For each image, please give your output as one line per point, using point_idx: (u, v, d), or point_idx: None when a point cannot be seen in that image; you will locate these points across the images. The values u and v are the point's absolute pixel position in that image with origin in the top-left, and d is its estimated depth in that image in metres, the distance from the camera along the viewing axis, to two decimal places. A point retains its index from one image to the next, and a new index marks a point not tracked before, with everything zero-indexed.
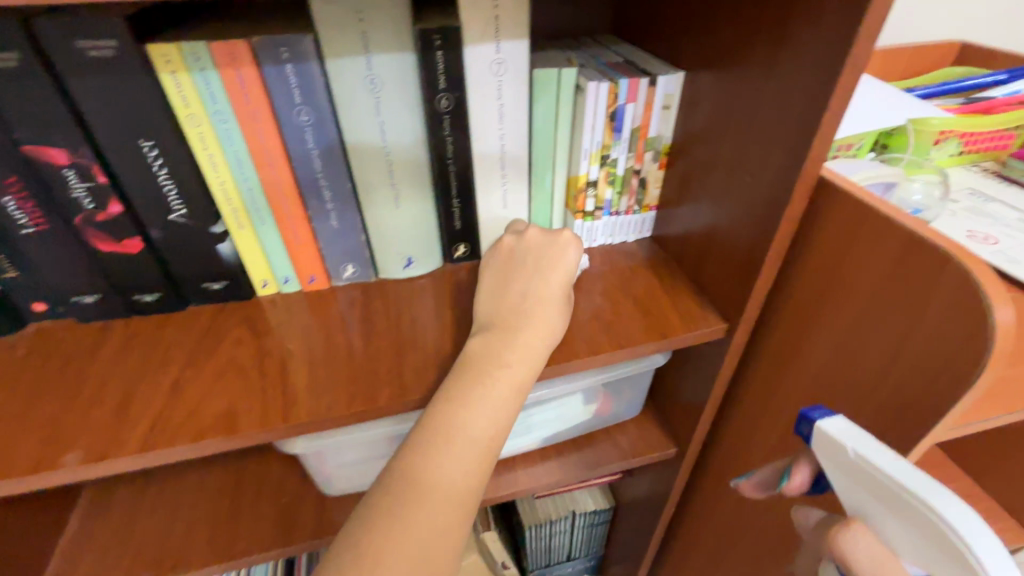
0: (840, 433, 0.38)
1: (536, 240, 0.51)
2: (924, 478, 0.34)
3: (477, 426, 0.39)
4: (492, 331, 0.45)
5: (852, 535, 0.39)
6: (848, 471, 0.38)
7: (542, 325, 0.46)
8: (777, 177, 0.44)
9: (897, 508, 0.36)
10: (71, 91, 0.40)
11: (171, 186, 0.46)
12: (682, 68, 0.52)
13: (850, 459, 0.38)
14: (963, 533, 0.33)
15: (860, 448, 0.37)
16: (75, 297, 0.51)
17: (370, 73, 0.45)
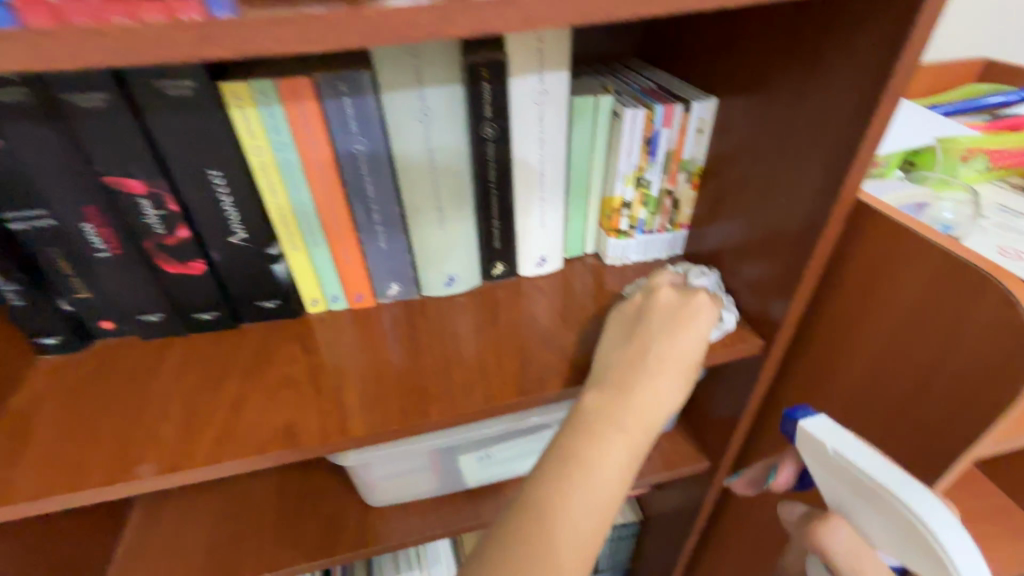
0: (820, 432, 0.43)
1: (674, 297, 0.49)
2: (896, 476, 0.40)
3: (603, 481, 0.39)
4: (619, 389, 0.44)
5: (833, 528, 0.45)
6: (828, 468, 0.43)
7: (666, 388, 0.45)
8: (814, 199, 0.45)
9: (874, 499, 0.42)
10: (149, 126, 0.43)
11: (234, 212, 0.49)
12: (715, 93, 0.54)
13: (831, 456, 0.42)
14: (931, 522, 0.38)
15: (839, 446, 0.42)
16: (141, 316, 0.54)
17: (423, 105, 0.47)
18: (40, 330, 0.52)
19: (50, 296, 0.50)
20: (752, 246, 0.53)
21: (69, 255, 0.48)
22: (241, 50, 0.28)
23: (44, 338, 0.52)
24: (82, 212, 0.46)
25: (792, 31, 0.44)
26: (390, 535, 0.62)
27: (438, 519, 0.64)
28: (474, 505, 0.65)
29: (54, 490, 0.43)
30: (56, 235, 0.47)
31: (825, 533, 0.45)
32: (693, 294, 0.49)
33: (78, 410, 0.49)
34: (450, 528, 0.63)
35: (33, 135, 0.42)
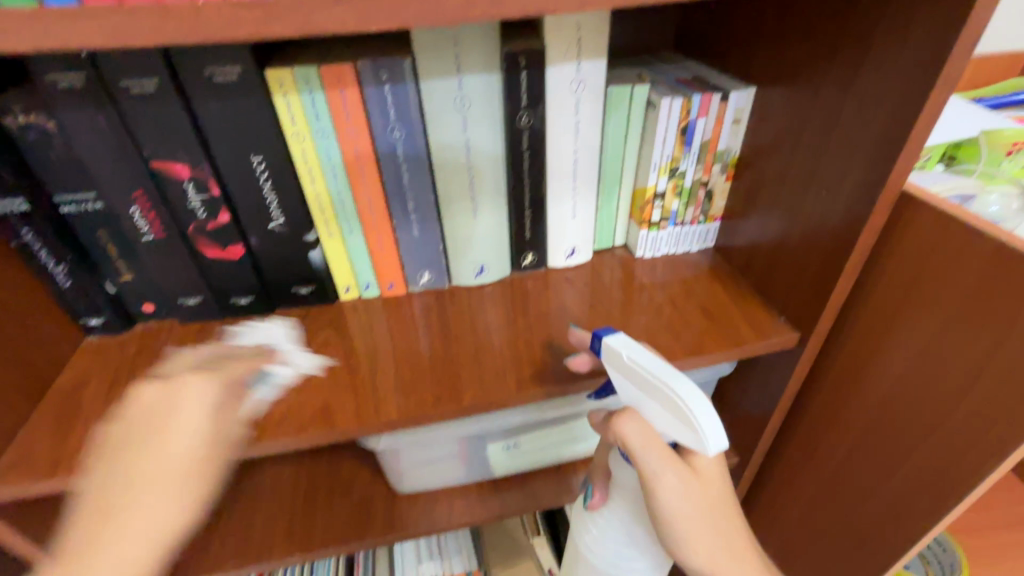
0: (621, 345, 0.43)
1: (158, 394, 0.44)
2: (670, 373, 0.39)
3: (120, 560, 0.39)
4: (127, 480, 0.41)
5: (622, 422, 0.41)
6: (627, 380, 0.42)
7: (194, 478, 0.43)
8: (854, 189, 0.45)
9: (654, 397, 0.40)
10: (196, 111, 0.44)
11: (274, 197, 0.50)
12: (753, 84, 0.53)
13: (625, 365, 0.42)
14: (691, 405, 0.38)
15: (633, 353, 0.42)
16: (181, 300, 0.55)
17: (460, 92, 0.48)
18: (86, 311, 0.53)
19: (96, 278, 0.51)
20: (788, 238, 0.52)
21: (115, 238, 0.50)
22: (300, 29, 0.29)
23: (89, 319, 0.54)
24: (129, 195, 0.47)
25: (834, 19, 0.43)
26: (417, 521, 0.62)
27: (465, 507, 0.64)
28: (500, 494, 0.65)
29: (101, 465, 0.44)
30: (104, 218, 0.48)
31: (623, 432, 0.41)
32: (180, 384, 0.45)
33: (121, 389, 0.50)
34: (477, 517, 0.63)
35: (86, 119, 0.43)
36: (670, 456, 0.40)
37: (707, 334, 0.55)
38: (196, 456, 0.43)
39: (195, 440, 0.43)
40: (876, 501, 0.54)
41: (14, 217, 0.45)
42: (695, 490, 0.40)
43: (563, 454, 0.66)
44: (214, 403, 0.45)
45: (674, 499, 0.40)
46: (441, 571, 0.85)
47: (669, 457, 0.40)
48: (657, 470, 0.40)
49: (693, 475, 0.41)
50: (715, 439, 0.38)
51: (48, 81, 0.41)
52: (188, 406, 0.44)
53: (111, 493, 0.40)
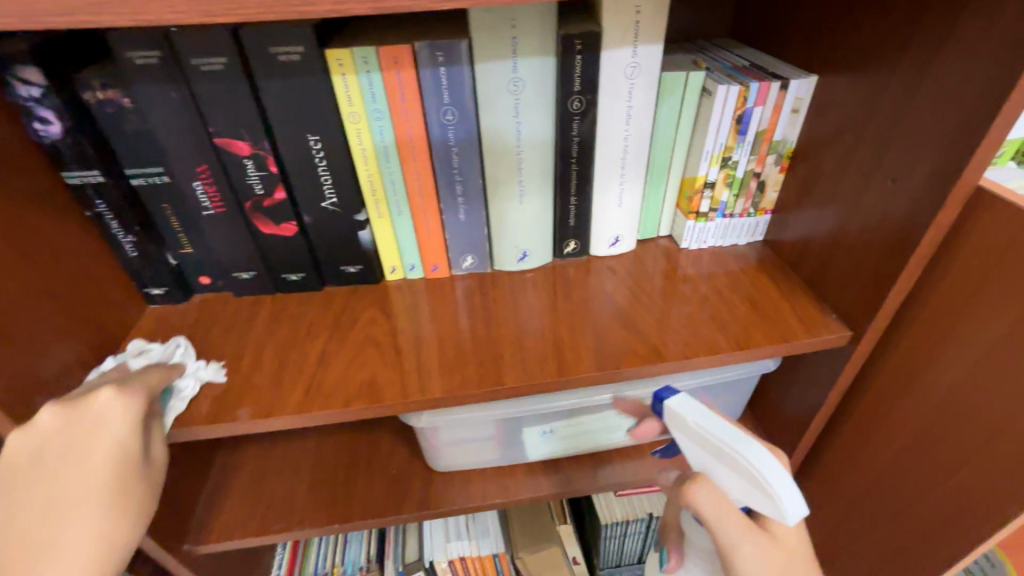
0: (686, 412, 0.42)
1: (59, 419, 0.39)
2: (743, 440, 0.39)
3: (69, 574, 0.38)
4: (62, 505, 0.38)
5: (695, 490, 0.41)
6: (694, 444, 0.42)
7: (123, 492, 0.41)
8: (921, 184, 0.43)
9: (727, 464, 0.40)
10: (259, 89, 0.46)
11: (328, 176, 0.51)
12: (815, 71, 0.51)
13: (694, 431, 0.41)
14: (771, 478, 0.37)
15: (701, 419, 0.41)
16: (237, 273, 0.57)
17: (514, 75, 0.48)
18: (150, 281, 0.56)
19: (160, 249, 0.54)
20: (845, 233, 0.51)
21: (178, 211, 0.52)
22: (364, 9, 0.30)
23: (152, 288, 0.56)
24: (193, 170, 0.49)
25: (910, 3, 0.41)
26: (452, 500, 0.64)
27: (499, 489, 0.65)
28: (534, 479, 0.66)
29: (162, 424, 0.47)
30: (170, 192, 0.51)
31: (699, 502, 0.41)
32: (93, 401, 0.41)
33: None
34: (510, 499, 0.64)
35: (158, 95, 0.45)
36: (746, 525, 0.40)
37: (754, 329, 0.53)
38: (117, 471, 0.41)
39: (109, 453, 0.40)
40: (924, 509, 0.52)
41: (91, 187, 0.48)
42: (775, 557, 0.41)
43: (599, 444, 0.66)
44: (123, 423, 0.41)
45: (754, 567, 0.40)
46: (469, 551, 0.86)
47: (746, 525, 0.40)
48: (737, 541, 0.40)
49: (771, 541, 0.41)
50: (795, 509, 0.37)
51: (125, 58, 0.43)
52: (93, 427, 0.40)
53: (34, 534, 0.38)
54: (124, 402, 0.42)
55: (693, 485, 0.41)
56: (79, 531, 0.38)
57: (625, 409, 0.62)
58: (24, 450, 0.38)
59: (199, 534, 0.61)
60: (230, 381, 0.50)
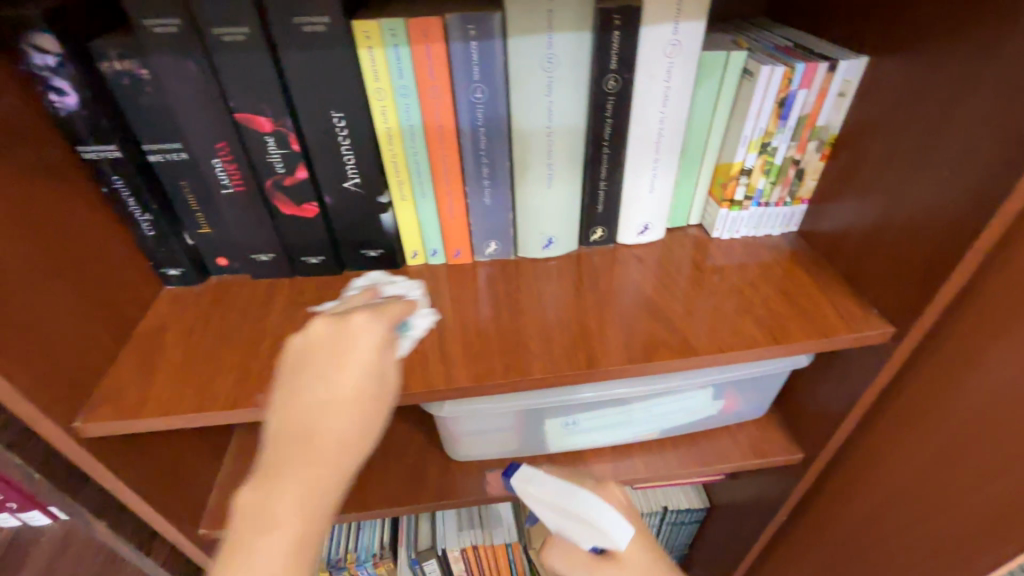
0: (533, 488, 0.52)
1: (330, 326, 0.40)
2: (571, 493, 0.52)
3: (300, 483, 0.36)
4: (331, 404, 0.38)
5: (550, 550, 0.53)
6: (537, 504, 0.53)
7: (376, 407, 0.40)
8: (980, 173, 0.40)
9: (564, 525, 0.52)
10: (282, 63, 0.44)
11: (350, 156, 0.49)
12: (866, 52, 0.48)
13: (531, 492, 0.53)
14: (599, 515, 0.51)
15: (551, 500, 0.52)
16: (254, 255, 0.56)
17: (549, 52, 0.45)
18: (166, 261, 0.54)
19: (176, 229, 0.52)
20: (890, 225, 0.48)
21: (195, 190, 0.50)
22: None
23: (168, 269, 0.55)
24: (212, 147, 0.48)
25: None
26: (469, 490, 0.62)
27: None
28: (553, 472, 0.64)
29: (181, 409, 0.45)
30: (188, 169, 0.49)
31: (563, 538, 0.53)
32: (350, 319, 0.41)
33: (197, 338, 0.51)
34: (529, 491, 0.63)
35: (177, 66, 0.43)
36: (592, 563, 0.52)
37: (789, 323, 0.51)
38: (368, 388, 0.40)
39: (360, 372, 0.40)
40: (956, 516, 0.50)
41: (106, 162, 0.47)
42: None
43: (620, 437, 0.64)
44: (378, 345, 0.41)
45: None
46: (481, 539, 0.86)
47: (591, 561, 0.52)
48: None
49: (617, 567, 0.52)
50: (619, 529, 0.51)
51: (144, 27, 0.41)
52: (346, 342, 0.40)
53: (327, 433, 0.38)
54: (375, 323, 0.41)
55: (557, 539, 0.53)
56: (326, 445, 0.37)
57: (650, 402, 0.60)
58: (303, 350, 0.40)
59: (214, 519, 0.60)
60: (248, 365, 0.49)
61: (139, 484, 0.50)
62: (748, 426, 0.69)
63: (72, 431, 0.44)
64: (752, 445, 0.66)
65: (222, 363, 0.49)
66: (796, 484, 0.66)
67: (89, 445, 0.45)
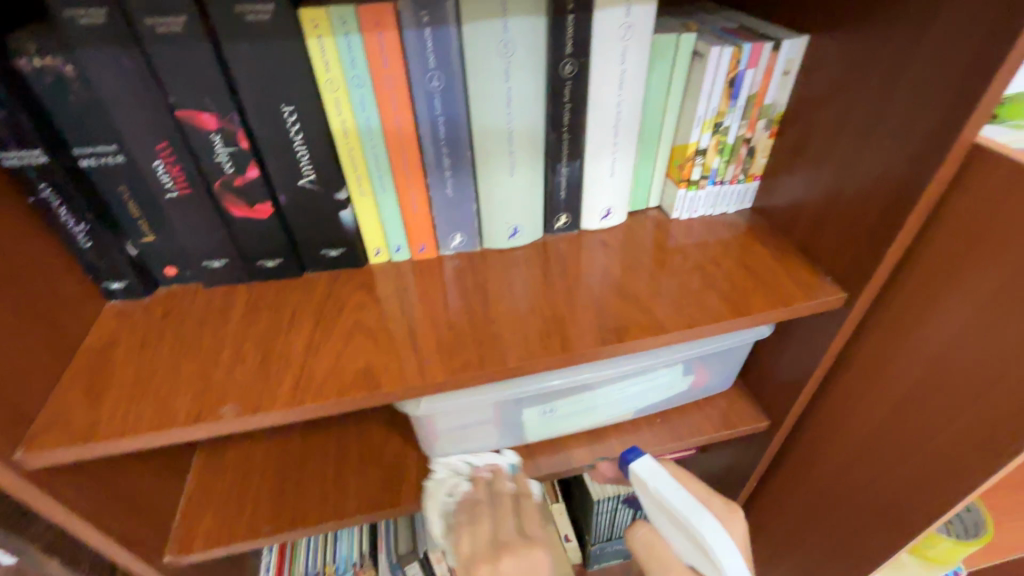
0: (647, 473, 0.54)
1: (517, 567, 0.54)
2: (687, 518, 0.52)
3: None
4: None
5: (635, 527, 0.56)
6: (659, 506, 0.54)
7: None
8: (918, 143, 0.43)
9: (676, 523, 0.53)
10: (225, 55, 0.41)
11: (304, 151, 0.48)
12: (805, 32, 0.51)
13: (654, 491, 0.54)
14: (709, 538, 0.50)
15: (659, 483, 0.53)
16: (206, 262, 0.53)
17: (505, 37, 0.45)
18: (108, 274, 0.51)
19: (117, 238, 0.49)
20: (841, 196, 0.51)
21: (136, 195, 0.47)
22: None
23: (111, 282, 0.51)
24: (152, 147, 0.44)
25: None
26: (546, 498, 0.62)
27: (498, 472, 0.63)
28: (533, 461, 0.65)
29: (134, 429, 0.42)
30: (126, 173, 0.46)
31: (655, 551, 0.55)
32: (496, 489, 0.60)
33: (149, 354, 0.48)
34: (511, 482, 0.63)
35: (106, 61, 0.40)
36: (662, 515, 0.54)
37: (752, 296, 0.53)
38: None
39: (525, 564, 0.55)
40: (910, 466, 0.54)
41: (32, 169, 0.42)
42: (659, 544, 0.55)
43: (596, 420, 0.65)
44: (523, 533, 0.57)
45: (675, 540, 0.54)
46: None
47: (704, 487, 0.58)
48: (705, 495, 0.57)
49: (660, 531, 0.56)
50: (718, 537, 0.50)
51: (66, 17, 0.38)
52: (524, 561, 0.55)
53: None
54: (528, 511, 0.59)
55: (712, 503, 0.56)
56: None
57: (622, 385, 0.61)
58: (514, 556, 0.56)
59: (179, 544, 0.57)
60: (207, 377, 0.46)
61: (96, 516, 0.47)
62: (717, 399, 0.71)
63: (11, 463, 0.40)
64: (722, 417, 0.69)
65: (176, 379, 0.46)
66: (764, 450, 0.69)
67: (33, 474, 0.42)
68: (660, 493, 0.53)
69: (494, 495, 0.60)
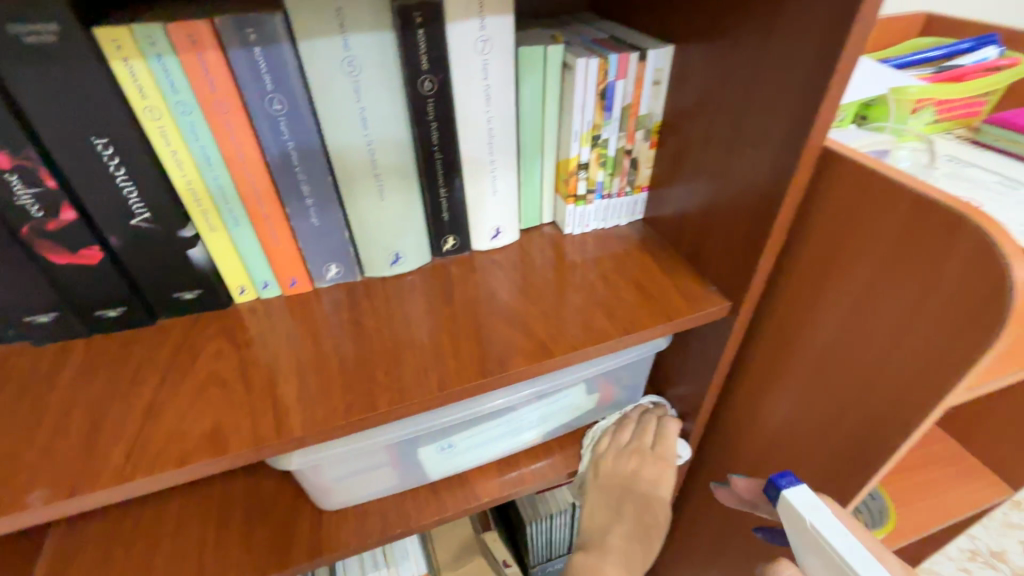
0: (803, 503, 0.41)
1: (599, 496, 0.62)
2: (870, 573, 0.36)
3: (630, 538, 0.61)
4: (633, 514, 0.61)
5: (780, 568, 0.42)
6: (809, 548, 0.40)
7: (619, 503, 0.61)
8: (777, 149, 0.42)
9: None
10: (5, 84, 0.36)
11: (130, 187, 0.42)
12: (670, 42, 0.50)
13: (810, 530, 0.40)
14: None
15: (819, 520, 0.40)
16: (29, 318, 0.46)
17: (348, 55, 0.41)
18: None
19: None
20: (717, 204, 0.50)
21: None
22: None
23: None
24: None
25: None
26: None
27: (401, 516, 0.59)
28: (439, 500, 0.61)
29: None
30: None
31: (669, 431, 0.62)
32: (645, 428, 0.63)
33: None
34: (415, 525, 0.58)
35: None
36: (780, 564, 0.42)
37: (642, 310, 0.52)
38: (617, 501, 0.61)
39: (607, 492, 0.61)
40: (809, 467, 0.54)
41: None
42: None
43: (503, 449, 0.62)
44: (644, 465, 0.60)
45: None
46: None
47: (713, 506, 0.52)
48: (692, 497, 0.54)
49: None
50: None
51: None
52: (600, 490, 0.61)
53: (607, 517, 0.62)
54: (619, 440, 0.62)
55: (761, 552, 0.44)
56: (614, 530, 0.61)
57: (523, 410, 0.58)
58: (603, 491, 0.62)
59: None
60: (21, 456, 0.39)
61: None
62: None
63: None
64: None
65: None
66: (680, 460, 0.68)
67: None
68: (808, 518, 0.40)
69: (621, 425, 0.64)
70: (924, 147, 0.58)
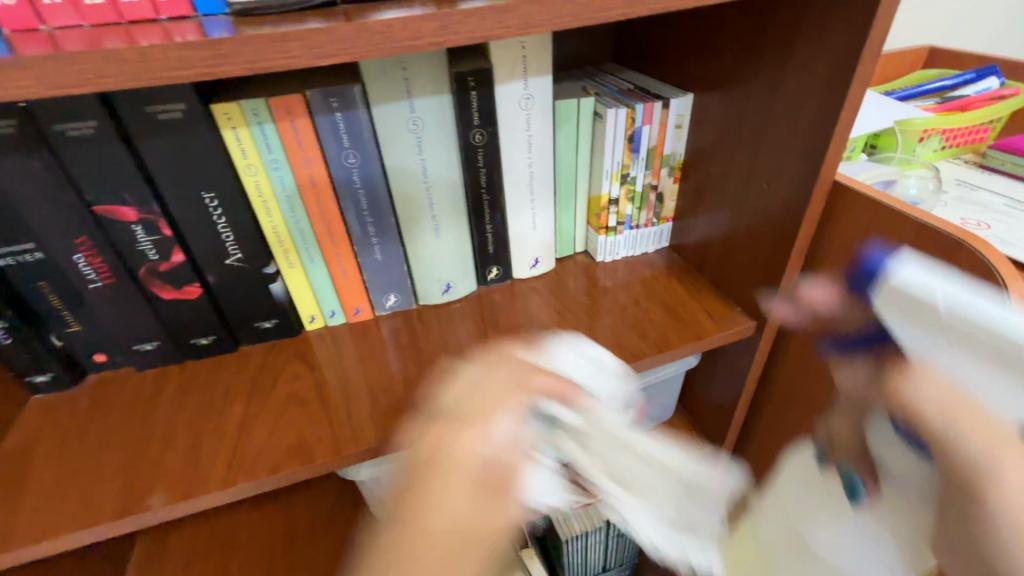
0: (910, 289, 0.37)
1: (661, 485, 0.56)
2: (971, 305, 0.35)
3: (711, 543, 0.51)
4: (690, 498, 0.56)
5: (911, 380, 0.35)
6: (933, 342, 0.36)
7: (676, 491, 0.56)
8: (791, 184, 0.48)
9: (954, 334, 0.36)
10: (140, 152, 0.43)
11: (228, 233, 0.49)
12: (690, 91, 0.56)
13: (940, 314, 0.36)
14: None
15: (920, 291, 0.37)
16: (136, 346, 0.53)
17: (413, 115, 0.48)
18: (32, 368, 0.50)
19: (39, 332, 0.48)
20: (739, 232, 0.55)
21: (57, 287, 0.47)
22: (219, 65, 0.29)
23: (36, 376, 0.50)
24: (71, 242, 0.45)
25: (761, 29, 0.47)
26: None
27: None
28: None
29: (61, 530, 0.42)
30: (44, 267, 0.46)
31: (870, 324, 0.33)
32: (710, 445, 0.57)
33: (77, 446, 0.47)
34: None
35: (19, 167, 0.41)
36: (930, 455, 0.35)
37: (673, 330, 0.57)
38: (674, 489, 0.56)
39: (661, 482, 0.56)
40: None
41: None
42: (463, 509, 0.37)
43: None
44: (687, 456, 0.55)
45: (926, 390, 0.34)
46: None
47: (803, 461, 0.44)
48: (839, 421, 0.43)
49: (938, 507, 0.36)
50: None
51: None
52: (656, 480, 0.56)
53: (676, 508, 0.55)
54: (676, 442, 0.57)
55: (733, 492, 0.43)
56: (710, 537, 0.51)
57: None
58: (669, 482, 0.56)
59: None
60: (138, 467, 0.46)
61: None
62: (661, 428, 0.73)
63: None
64: None
65: (105, 470, 0.46)
66: None
67: None
68: (894, 308, 0.38)
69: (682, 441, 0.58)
70: (930, 175, 0.63)
